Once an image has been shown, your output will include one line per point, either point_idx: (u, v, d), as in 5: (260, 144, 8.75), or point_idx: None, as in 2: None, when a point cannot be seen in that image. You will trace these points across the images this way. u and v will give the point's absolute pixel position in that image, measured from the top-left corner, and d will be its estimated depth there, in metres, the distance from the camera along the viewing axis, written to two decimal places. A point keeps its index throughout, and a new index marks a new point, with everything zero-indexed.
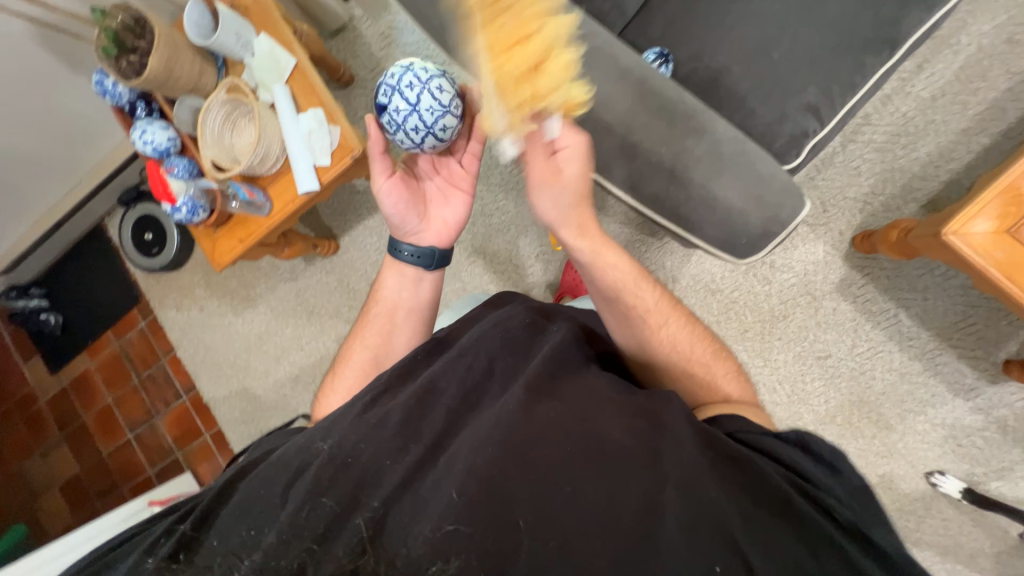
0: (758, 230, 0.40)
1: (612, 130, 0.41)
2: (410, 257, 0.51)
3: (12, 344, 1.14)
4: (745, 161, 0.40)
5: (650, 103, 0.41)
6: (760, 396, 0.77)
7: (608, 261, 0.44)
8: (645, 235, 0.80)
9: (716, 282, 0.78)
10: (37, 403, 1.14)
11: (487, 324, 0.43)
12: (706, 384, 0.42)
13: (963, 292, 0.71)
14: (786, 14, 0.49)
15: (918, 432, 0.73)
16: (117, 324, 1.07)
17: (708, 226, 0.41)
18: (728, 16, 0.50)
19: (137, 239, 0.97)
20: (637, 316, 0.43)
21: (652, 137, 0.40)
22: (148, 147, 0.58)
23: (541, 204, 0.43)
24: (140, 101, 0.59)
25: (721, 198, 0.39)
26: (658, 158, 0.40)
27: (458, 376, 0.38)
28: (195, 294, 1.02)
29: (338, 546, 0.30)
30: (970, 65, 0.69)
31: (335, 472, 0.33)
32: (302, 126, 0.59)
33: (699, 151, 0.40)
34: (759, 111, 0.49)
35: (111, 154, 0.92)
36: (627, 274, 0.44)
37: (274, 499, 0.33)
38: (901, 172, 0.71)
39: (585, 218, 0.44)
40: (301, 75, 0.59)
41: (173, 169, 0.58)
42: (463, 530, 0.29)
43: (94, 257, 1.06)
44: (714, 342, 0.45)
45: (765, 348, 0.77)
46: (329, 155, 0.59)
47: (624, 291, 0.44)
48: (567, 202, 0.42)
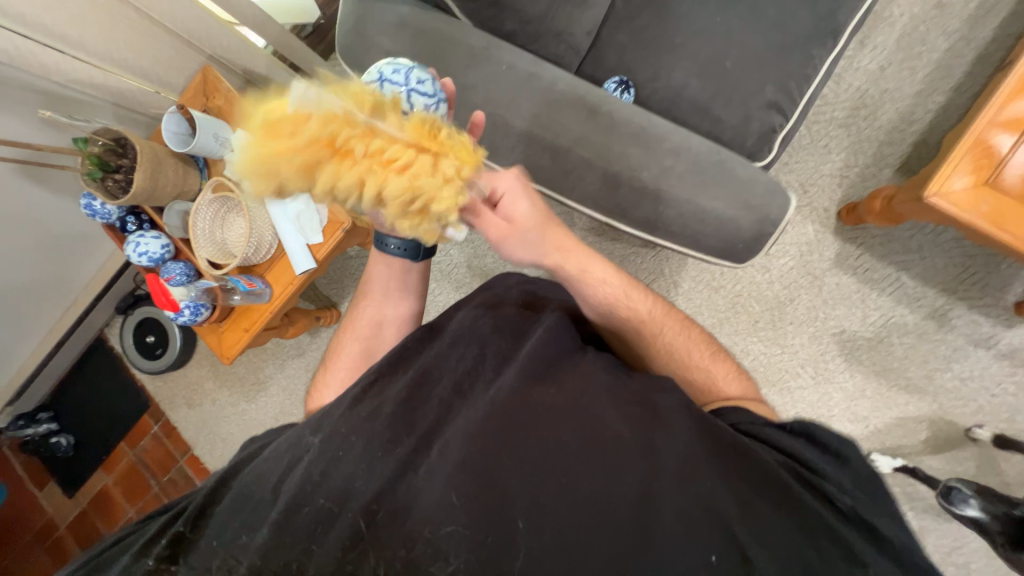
0: (750, 233, 0.43)
1: (592, 164, 0.45)
2: (396, 250, 0.50)
3: (25, 474, 1.11)
4: (726, 171, 0.43)
5: (623, 133, 0.44)
6: (785, 383, 0.77)
7: (594, 277, 0.45)
8: (638, 247, 0.81)
9: (717, 279, 0.79)
10: (57, 530, 1.10)
11: (473, 309, 0.44)
12: (707, 386, 0.41)
13: (957, 244, 0.73)
14: (729, 24, 0.52)
15: (950, 390, 0.72)
16: (130, 433, 1.05)
17: (705, 237, 0.44)
18: (676, 36, 0.53)
19: (139, 344, 0.97)
20: (630, 325, 0.43)
21: (633, 164, 0.44)
22: (144, 258, 0.59)
23: (512, 252, 0.43)
24: (128, 215, 0.60)
25: (710, 208, 0.43)
26: (642, 183, 0.44)
27: (451, 365, 0.38)
28: (205, 388, 1.01)
29: (332, 539, 0.29)
30: (909, 32, 0.72)
31: (327, 467, 0.32)
32: (290, 209, 0.60)
33: (679, 168, 0.43)
34: (723, 117, 0.51)
35: (104, 267, 0.93)
36: (615, 288, 0.44)
37: (267, 495, 0.32)
38: (869, 142, 0.73)
39: (560, 237, 0.44)
40: None
41: (170, 276, 0.58)
42: (460, 532, 0.29)
43: (99, 370, 1.05)
44: (713, 343, 0.44)
45: (780, 333, 0.77)
46: (321, 232, 0.60)
47: (615, 305, 0.44)
48: (536, 235, 0.43)
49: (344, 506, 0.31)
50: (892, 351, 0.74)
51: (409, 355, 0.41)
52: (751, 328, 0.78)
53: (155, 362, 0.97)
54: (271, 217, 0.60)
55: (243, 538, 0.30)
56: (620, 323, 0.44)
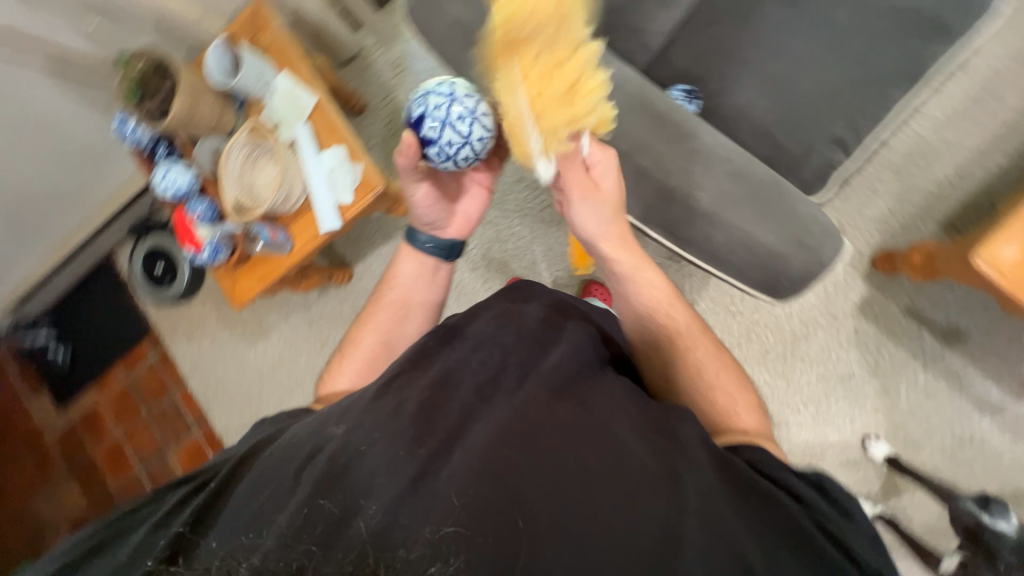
0: (799, 271, 0.41)
1: (649, 174, 0.43)
2: (430, 248, 0.53)
3: (19, 379, 1.12)
4: (785, 204, 0.42)
5: (685, 147, 0.42)
6: (784, 417, 0.77)
7: (640, 275, 0.45)
8: (663, 258, 0.80)
9: (735, 304, 0.78)
10: (45, 439, 1.12)
11: (502, 316, 0.42)
12: (728, 414, 0.39)
13: (984, 309, 0.72)
14: (810, 47, 0.50)
15: (946, 452, 0.72)
16: (126, 357, 1.06)
17: (748, 268, 0.42)
18: (751, 51, 0.51)
19: (147, 271, 0.96)
20: (661, 331, 0.43)
21: (691, 181, 0.42)
22: (169, 190, 0.57)
23: (581, 215, 0.44)
24: (160, 142, 0.58)
25: (762, 240, 0.41)
26: (697, 203, 0.42)
27: (473, 370, 0.36)
28: (206, 326, 1.01)
29: (342, 544, 0.26)
30: (982, 86, 0.70)
31: (345, 462, 0.31)
32: (324, 164, 0.58)
33: (738, 194, 0.41)
34: (786, 144, 0.49)
35: (122, 188, 0.92)
36: (660, 293, 0.45)
37: (283, 484, 0.31)
38: (918, 192, 0.71)
39: (623, 231, 0.45)
40: (322, 113, 0.59)
41: (195, 212, 0.58)
42: (463, 533, 0.27)
43: (104, 290, 1.05)
44: (741, 374, 0.43)
45: (788, 368, 0.77)
46: (352, 192, 0.58)
47: (658, 309, 0.44)
48: (606, 215, 0.44)
49: (348, 496, 0.29)
50: (894, 403, 0.74)
51: (427, 354, 0.39)
52: (760, 358, 0.78)
53: (160, 292, 0.96)
54: (305, 169, 0.59)
55: (246, 538, 0.28)
56: (652, 328, 0.44)
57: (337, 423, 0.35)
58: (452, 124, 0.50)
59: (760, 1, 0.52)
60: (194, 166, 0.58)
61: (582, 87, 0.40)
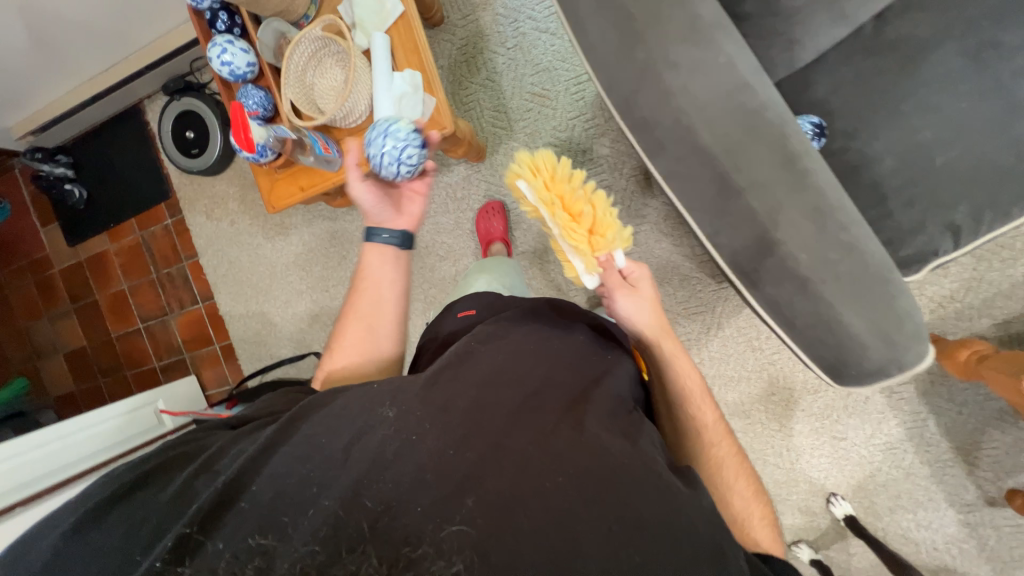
0: (869, 366, 0.36)
1: (751, 216, 0.36)
2: (385, 238, 0.48)
3: (32, 206, 1.11)
4: (885, 292, 0.35)
5: (796, 196, 0.36)
6: (764, 455, 0.79)
7: (678, 368, 0.49)
8: (704, 275, 0.77)
9: (759, 341, 0.77)
10: (51, 269, 1.14)
11: (555, 341, 0.43)
12: (743, 522, 0.43)
13: (996, 413, 0.72)
14: (966, 116, 0.48)
15: (901, 528, 0.76)
16: (141, 215, 1.04)
17: (814, 346, 0.37)
18: (904, 103, 0.49)
19: (177, 133, 0.92)
20: (690, 427, 0.46)
21: (791, 236, 0.35)
22: (225, 69, 0.52)
23: (624, 309, 0.50)
24: (223, 12, 0.53)
25: (840, 324, 0.35)
26: (791, 262, 0.36)
27: (522, 384, 0.37)
28: (228, 207, 0.98)
29: (368, 544, 0.29)
30: None
31: (395, 449, 0.32)
32: (395, 86, 0.53)
33: (840, 267, 0.35)
34: (897, 216, 0.48)
35: (167, 38, 0.85)
36: (698, 387, 0.48)
37: (333, 454, 0.32)
38: (989, 285, 0.68)
39: (665, 329, 0.51)
40: (405, 26, 0.53)
41: (248, 100, 0.53)
42: (467, 534, 0.29)
43: (127, 140, 1.00)
44: (757, 483, 0.46)
45: (786, 413, 0.78)
46: (418, 127, 0.54)
47: (691, 399, 0.47)
48: (647, 309, 0.51)
49: (374, 489, 0.31)
50: (872, 473, 0.76)
51: (471, 354, 0.40)
52: (764, 396, 0.78)
53: (187, 159, 0.92)
54: (373, 84, 0.53)
55: (280, 518, 0.30)
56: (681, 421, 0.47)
57: (373, 404, 0.35)
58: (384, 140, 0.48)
59: (933, 47, 0.50)
60: (256, 49, 0.53)
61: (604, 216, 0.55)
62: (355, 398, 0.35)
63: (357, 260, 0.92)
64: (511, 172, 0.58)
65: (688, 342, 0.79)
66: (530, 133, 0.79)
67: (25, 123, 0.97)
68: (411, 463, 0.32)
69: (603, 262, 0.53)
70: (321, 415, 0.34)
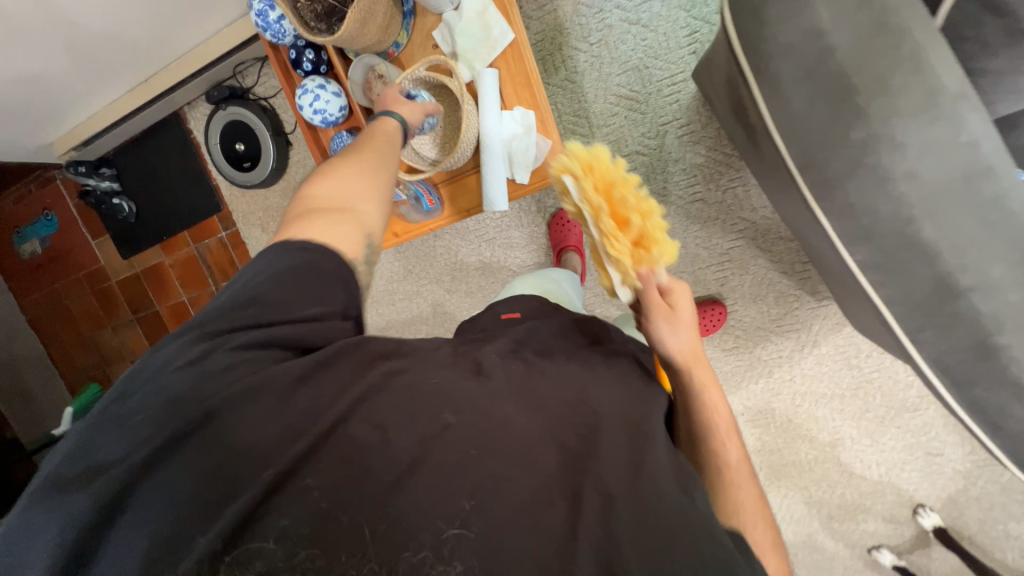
0: None
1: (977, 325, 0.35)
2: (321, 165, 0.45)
3: (81, 218, 1.08)
4: None
5: None
6: (851, 469, 0.78)
7: (703, 400, 0.36)
8: (803, 291, 0.73)
9: (858, 359, 0.74)
10: (108, 280, 1.13)
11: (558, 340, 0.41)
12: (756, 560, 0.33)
13: None
14: None
15: (994, 540, 0.74)
16: (195, 227, 1.01)
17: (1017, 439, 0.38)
18: None
19: (226, 145, 0.86)
20: (704, 436, 0.35)
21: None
22: (315, 115, 0.48)
23: (663, 332, 0.39)
24: (309, 48, 0.49)
25: None
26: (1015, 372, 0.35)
27: (523, 375, 0.35)
28: (284, 220, 0.94)
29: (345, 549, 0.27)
30: None
31: (372, 430, 0.30)
32: (505, 128, 0.48)
33: None
34: None
35: (211, 43, 0.78)
36: (716, 407, 0.37)
37: (346, 435, 0.30)
38: None
39: (699, 358, 0.39)
40: (514, 57, 0.47)
41: (340, 147, 0.49)
42: (467, 540, 0.27)
43: (172, 150, 0.95)
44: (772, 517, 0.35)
45: (885, 427, 0.76)
46: (529, 171, 0.49)
47: (704, 412, 0.36)
48: (684, 336, 0.39)
49: (365, 498, 0.28)
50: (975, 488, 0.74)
51: (484, 342, 0.39)
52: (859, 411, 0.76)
53: (238, 172, 0.87)
54: (481, 126, 0.47)
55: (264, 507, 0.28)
56: (695, 434, 0.35)
57: (442, 389, 0.32)
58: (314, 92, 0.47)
59: None
60: (347, 90, 0.49)
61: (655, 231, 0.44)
62: (414, 373, 0.33)
63: (423, 275, 0.88)
64: (557, 160, 0.46)
65: (779, 359, 0.77)
66: (614, 141, 0.73)
67: (66, 139, 0.92)
68: (437, 463, 0.29)
69: (639, 275, 0.42)
70: (368, 403, 0.31)
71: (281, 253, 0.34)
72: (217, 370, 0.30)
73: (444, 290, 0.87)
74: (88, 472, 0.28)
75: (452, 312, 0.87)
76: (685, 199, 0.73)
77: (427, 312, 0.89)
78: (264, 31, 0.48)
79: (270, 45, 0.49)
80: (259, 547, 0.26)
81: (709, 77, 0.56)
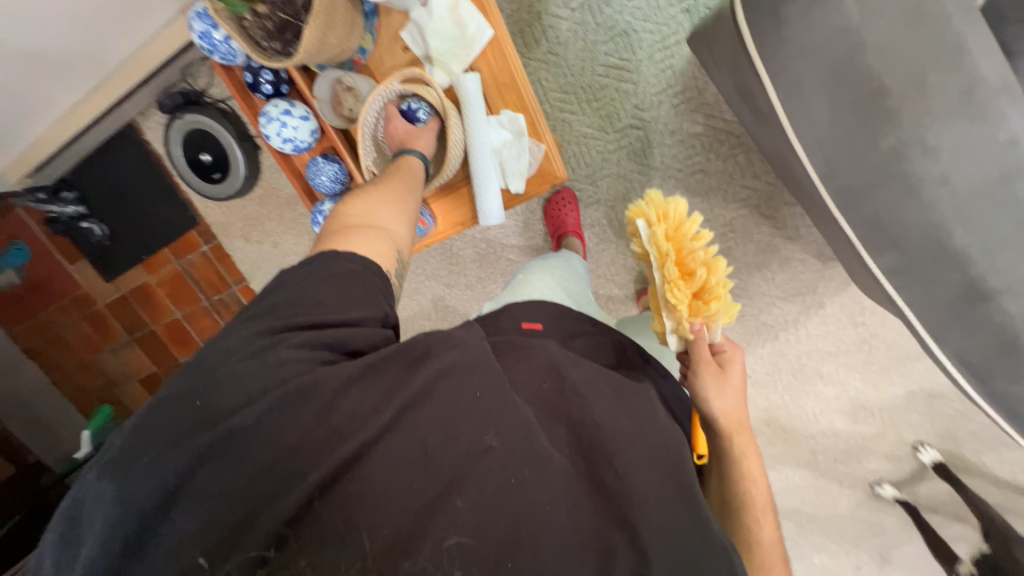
0: None
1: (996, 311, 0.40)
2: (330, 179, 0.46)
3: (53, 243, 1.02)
4: None
5: None
6: (856, 418, 0.80)
7: (743, 473, 0.37)
8: (808, 255, 0.72)
9: (862, 315, 0.75)
10: (95, 304, 1.07)
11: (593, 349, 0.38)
12: None
13: None
14: None
15: (991, 469, 0.77)
16: (175, 243, 0.95)
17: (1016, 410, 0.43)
18: None
19: (189, 157, 0.80)
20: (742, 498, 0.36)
21: None
22: (286, 144, 0.46)
23: (711, 395, 0.39)
24: (264, 68, 0.46)
25: None
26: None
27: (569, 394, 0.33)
28: (268, 228, 0.90)
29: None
30: None
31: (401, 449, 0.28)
32: (494, 136, 0.45)
33: None
34: None
35: (156, 46, 0.71)
36: (757, 476, 0.37)
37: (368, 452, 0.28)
38: None
39: (745, 424, 0.39)
40: (497, 56, 0.44)
41: (318, 175, 0.46)
42: (471, 550, 0.26)
43: (136, 165, 0.89)
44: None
45: (892, 377, 0.78)
46: (525, 180, 0.47)
47: (744, 477, 0.37)
48: (735, 400, 0.39)
49: (378, 525, 0.26)
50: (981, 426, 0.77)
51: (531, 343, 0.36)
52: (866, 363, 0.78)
53: (209, 185, 0.81)
54: (469, 137, 0.44)
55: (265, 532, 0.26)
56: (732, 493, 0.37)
57: (485, 407, 0.29)
58: (282, 119, 0.44)
59: None
60: (316, 113, 0.46)
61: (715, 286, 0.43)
62: (455, 384, 0.30)
63: (419, 272, 0.85)
64: (632, 205, 0.47)
65: (785, 323, 0.77)
66: (607, 114, 0.68)
67: (17, 163, 0.86)
68: (473, 489, 0.27)
69: (694, 333, 0.43)
70: (412, 412, 0.29)
71: (323, 263, 0.34)
72: (243, 382, 0.28)
73: (443, 286, 0.84)
74: (117, 468, 0.27)
75: (453, 307, 0.84)
76: (684, 169, 0.69)
77: (428, 310, 0.86)
78: (214, 55, 0.45)
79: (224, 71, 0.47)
80: (263, 560, 0.26)
81: (710, 38, 0.51)
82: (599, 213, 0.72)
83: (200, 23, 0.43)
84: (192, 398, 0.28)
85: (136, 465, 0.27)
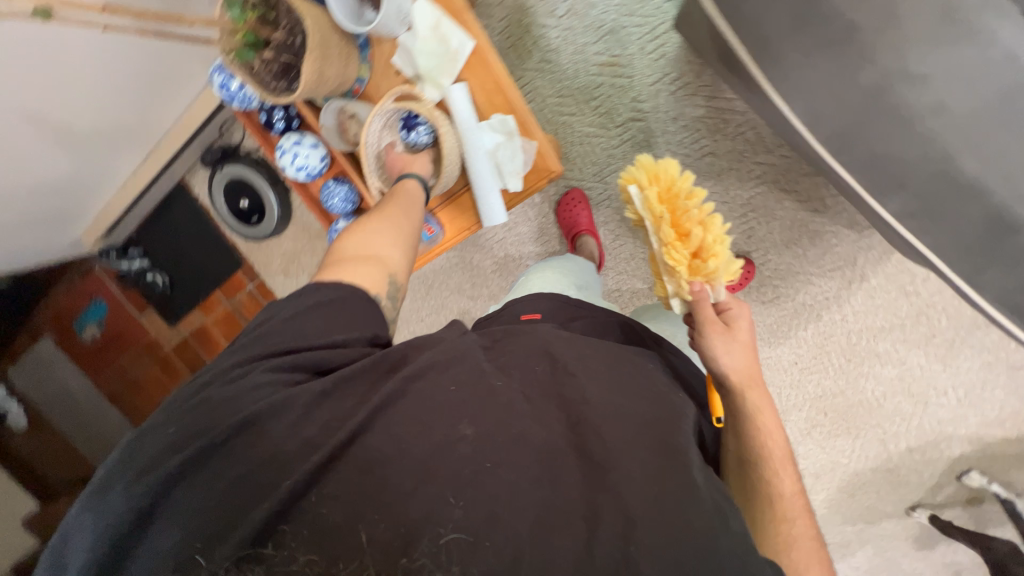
0: None
1: None
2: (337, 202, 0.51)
3: (125, 296, 1.15)
4: None
5: None
6: (928, 400, 0.72)
7: (757, 427, 0.36)
8: (841, 225, 0.68)
9: (913, 284, 0.69)
10: (162, 350, 1.16)
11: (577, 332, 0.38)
12: None
13: None
14: None
15: None
16: (224, 285, 1.03)
17: None
18: None
19: (231, 203, 0.88)
20: (758, 473, 0.34)
21: None
22: (300, 172, 0.51)
23: (717, 356, 0.38)
24: (275, 108, 0.51)
25: None
26: None
27: (552, 376, 0.34)
28: (305, 261, 0.97)
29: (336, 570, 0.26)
30: None
31: (388, 442, 0.29)
32: (486, 140, 0.47)
33: None
34: None
35: (195, 110, 0.80)
36: (777, 447, 0.35)
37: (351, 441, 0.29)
38: None
39: (758, 385, 0.38)
40: (479, 62, 0.46)
41: (332, 197, 0.51)
42: (458, 540, 0.26)
43: (188, 219, 1.00)
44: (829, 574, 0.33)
45: (963, 348, 0.70)
46: (522, 178, 0.48)
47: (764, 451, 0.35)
48: (744, 359, 0.38)
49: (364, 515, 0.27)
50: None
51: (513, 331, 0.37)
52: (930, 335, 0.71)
53: (249, 228, 0.89)
54: (462, 144, 0.47)
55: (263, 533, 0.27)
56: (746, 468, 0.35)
57: (460, 399, 0.31)
58: (294, 151, 0.49)
59: None
60: (323, 140, 0.50)
61: (716, 242, 0.43)
62: (431, 381, 0.31)
63: (443, 288, 0.87)
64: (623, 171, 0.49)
65: (826, 301, 0.72)
66: (607, 109, 0.69)
67: (92, 229, 0.98)
68: (451, 473, 0.28)
69: (695, 291, 0.42)
70: (388, 409, 0.30)
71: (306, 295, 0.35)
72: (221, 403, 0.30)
73: (467, 300, 0.86)
74: (97, 498, 0.29)
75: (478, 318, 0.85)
76: (692, 153, 0.68)
77: None
78: (233, 103, 0.51)
79: (243, 115, 0.53)
80: (255, 557, 0.26)
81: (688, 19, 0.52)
82: (612, 210, 0.72)
83: (218, 76, 0.49)
84: (166, 428, 0.30)
85: (116, 486, 0.29)
